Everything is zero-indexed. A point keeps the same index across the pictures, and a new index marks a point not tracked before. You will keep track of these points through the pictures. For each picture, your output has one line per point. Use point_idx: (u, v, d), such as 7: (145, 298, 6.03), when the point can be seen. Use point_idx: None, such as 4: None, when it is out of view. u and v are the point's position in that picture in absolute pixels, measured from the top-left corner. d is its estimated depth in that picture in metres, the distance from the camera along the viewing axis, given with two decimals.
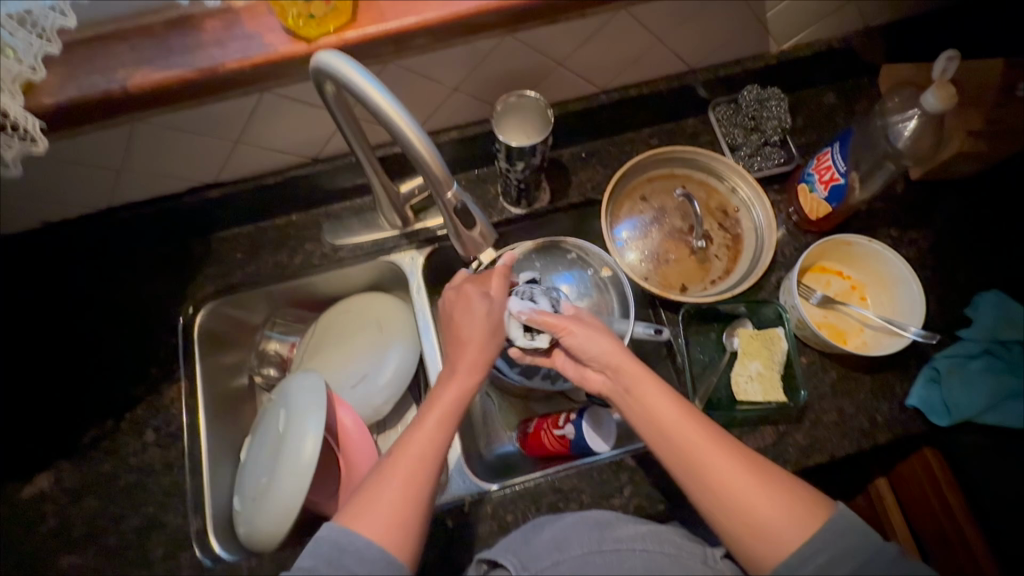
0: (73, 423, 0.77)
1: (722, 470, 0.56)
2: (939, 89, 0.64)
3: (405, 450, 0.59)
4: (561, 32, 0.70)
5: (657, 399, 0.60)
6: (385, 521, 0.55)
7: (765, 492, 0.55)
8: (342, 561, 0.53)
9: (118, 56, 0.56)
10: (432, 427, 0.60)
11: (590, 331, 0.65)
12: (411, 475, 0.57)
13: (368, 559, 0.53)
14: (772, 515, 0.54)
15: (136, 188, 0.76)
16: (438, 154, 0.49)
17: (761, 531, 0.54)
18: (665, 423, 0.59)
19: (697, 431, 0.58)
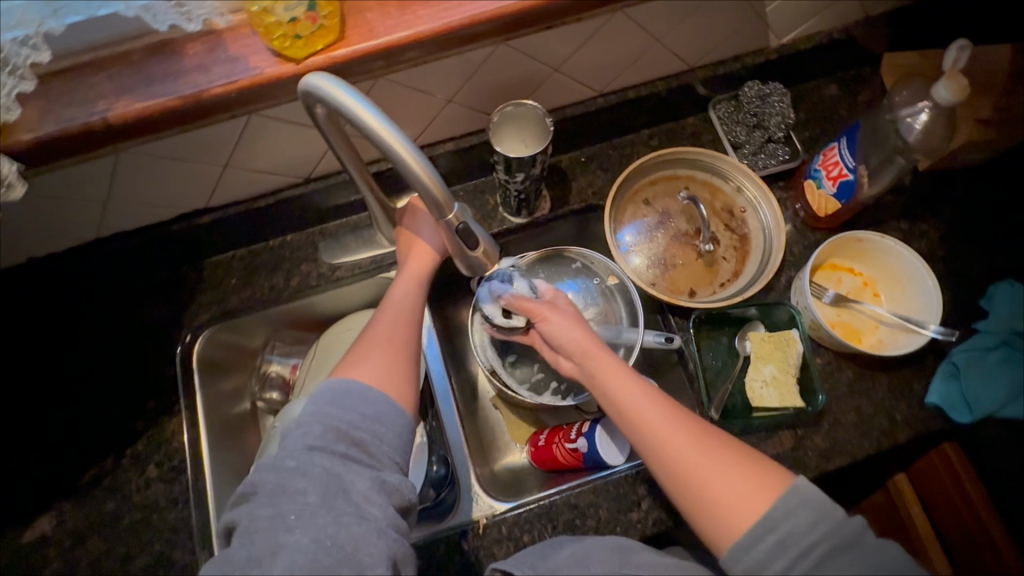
0: (73, 462, 0.75)
1: (679, 447, 0.52)
2: (951, 80, 0.63)
3: (388, 329, 0.64)
4: (557, 37, 0.68)
5: (616, 375, 0.58)
6: (382, 374, 0.60)
7: (722, 471, 0.51)
8: (349, 403, 0.56)
9: (98, 86, 0.54)
10: (408, 308, 0.67)
11: (562, 316, 0.63)
12: (391, 349, 0.62)
13: (368, 401, 0.57)
14: (727, 489, 0.50)
15: (125, 217, 0.74)
16: (436, 174, 0.46)
17: (718, 511, 0.50)
18: (623, 402, 0.56)
19: (657, 411, 0.55)
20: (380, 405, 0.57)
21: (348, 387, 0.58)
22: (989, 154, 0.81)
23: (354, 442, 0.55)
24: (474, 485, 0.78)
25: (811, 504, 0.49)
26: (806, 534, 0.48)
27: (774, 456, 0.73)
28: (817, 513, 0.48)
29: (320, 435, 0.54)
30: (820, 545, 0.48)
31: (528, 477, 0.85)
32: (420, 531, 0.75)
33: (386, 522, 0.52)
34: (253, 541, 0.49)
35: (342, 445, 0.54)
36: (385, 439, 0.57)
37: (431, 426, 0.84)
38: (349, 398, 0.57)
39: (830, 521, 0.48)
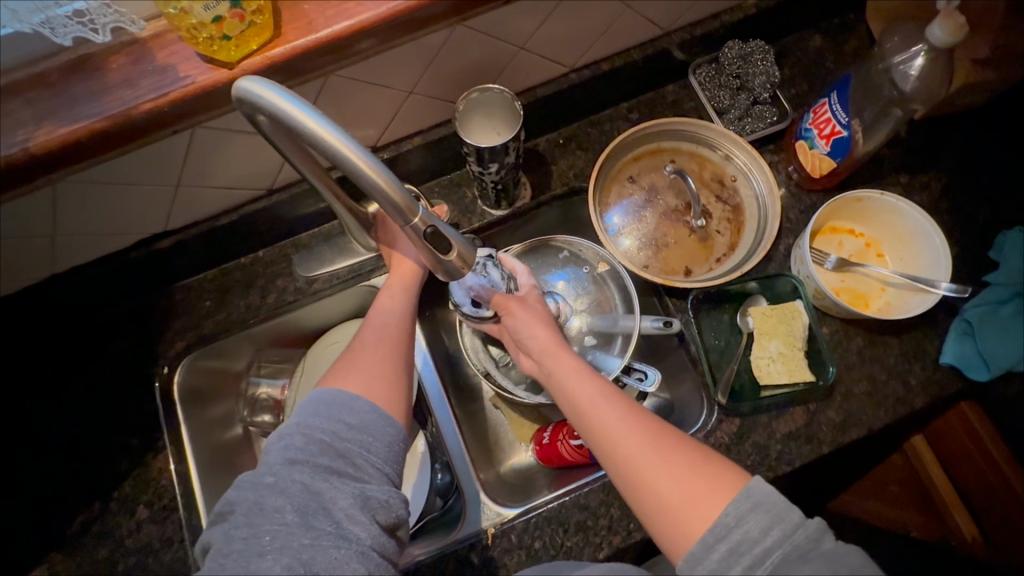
0: (58, 511, 0.71)
1: (631, 447, 0.51)
2: (946, 20, 0.58)
3: (377, 338, 0.61)
4: (518, 12, 0.63)
5: (574, 377, 0.58)
6: (371, 382, 0.56)
7: (673, 473, 0.49)
8: (334, 413, 0.53)
9: (15, 114, 0.49)
10: (395, 319, 0.64)
11: (530, 313, 0.65)
12: (382, 358, 0.59)
13: (355, 409, 0.54)
14: (681, 492, 0.48)
15: (80, 249, 0.69)
16: (390, 176, 0.42)
17: (670, 515, 0.48)
18: (579, 404, 0.56)
19: (610, 411, 0.54)
20: (368, 414, 0.54)
21: (334, 397, 0.54)
22: (987, 95, 0.76)
23: (339, 453, 0.51)
24: (481, 494, 0.74)
25: (771, 506, 0.46)
26: (759, 540, 0.45)
27: (788, 435, 0.70)
28: (772, 517, 0.45)
29: (302, 447, 0.51)
30: (790, 553, 0.44)
31: (535, 477, 0.82)
32: (425, 549, 0.71)
33: (370, 543, 0.48)
34: (225, 564, 0.45)
35: (325, 457, 0.50)
36: (374, 450, 0.53)
37: (430, 434, 0.80)
38: (335, 406, 0.53)
39: (802, 525, 0.45)
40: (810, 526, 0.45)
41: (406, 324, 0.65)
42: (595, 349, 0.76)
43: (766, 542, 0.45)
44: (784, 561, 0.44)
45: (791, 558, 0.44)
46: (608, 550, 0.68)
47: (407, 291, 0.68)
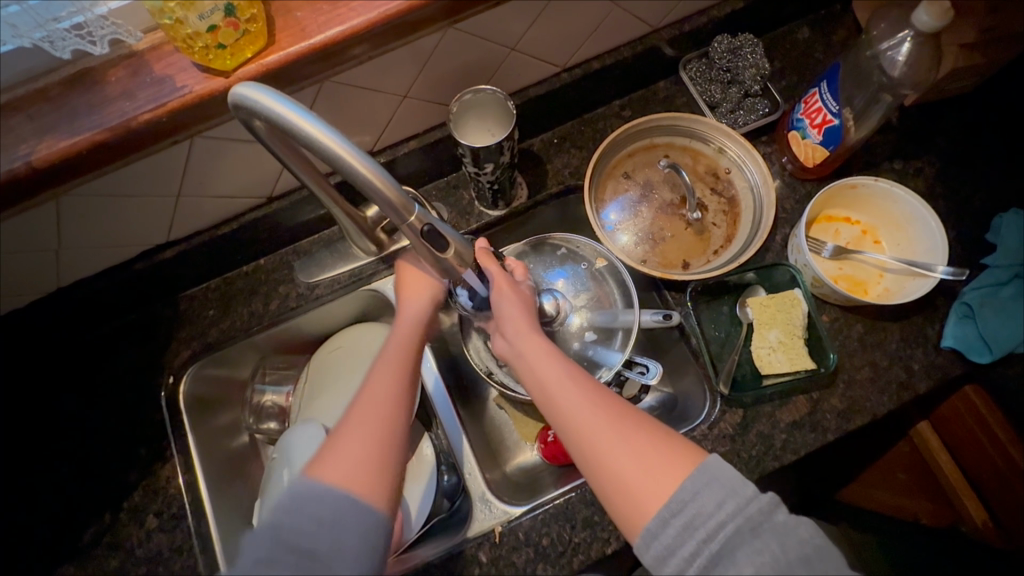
0: (69, 523, 0.72)
1: (592, 427, 0.52)
2: (932, 5, 0.58)
3: (365, 399, 0.55)
4: (507, 14, 0.64)
5: (542, 358, 0.58)
6: (355, 463, 0.50)
7: (633, 455, 0.49)
8: (304, 509, 0.48)
9: (17, 129, 0.50)
10: (394, 370, 0.57)
11: (511, 292, 0.64)
12: (373, 424, 0.53)
13: (328, 502, 0.48)
14: (639, 475, 0.48)
15: (84, 262, 0.70)
16: (386, 176, 0.42)
17: (629, 499, 0.48)
18: (547, 385, 0.56)
19: (578, 394, 0.54)
20: (345, 503, 0.48)
21: (312, 486, 0.48)
22: (977, 78, 0.77)
23: (305, 555, 0.46)
24: (488, 492, 0.75)
25: (725, 481, 0.46)
26: (714, 514, 0.45)
27: (792, 424, 0.70)
28: (725, 491, 0.45)
29: (269, 548, 0.47)
30: (743, 524, 0.44)
31: (542, 475, 0.82)
32: (435, 549, 0.71)
33: None
34: None
35: (291, 560, 0.46)
36: (349, 543, 0.47)
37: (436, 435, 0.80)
38: (310, 496, 0.48)
39: (755, 499, 0.45)
40: (763, 499, 0.45)
41: (405, 383, 0.57)
42: (596, 344, 0.76)
43: (720, 515, 0.45)
44: (736, 532, 0.44)
45: (742, 530, 0.44)
46: (616, 545, 0.68)
47: (403, 336, 0.61)
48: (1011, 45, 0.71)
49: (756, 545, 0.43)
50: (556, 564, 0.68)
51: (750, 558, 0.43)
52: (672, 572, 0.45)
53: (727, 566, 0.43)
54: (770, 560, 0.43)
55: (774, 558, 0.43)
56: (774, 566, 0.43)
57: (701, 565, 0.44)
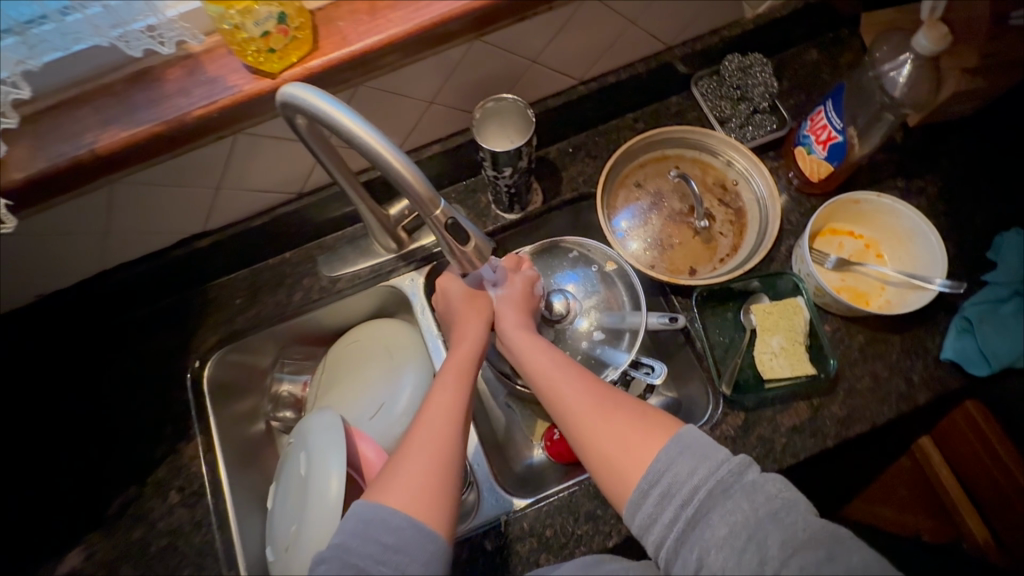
0: (96, 495, 0.76)
1: (581, 410, 0.58)
2: (930, 30, 0.62)
3: (420, 427, 0.58)
4: (529, 29, 0.68)
5: (536, 351, 0.65)
6: (412, 496, 0.53)
7: (617, 427, 0.55)
8: (370, 533, 0.50)
9: (83, 120, 0.55)
10: (444, 405, 0.60)
11: (521, 290, 0.71)
12: (432, 450, 0.56)
13: (391, 527, 0.50)
14: (620, 446, 0.54)
15: (126, 248, 0.75)
16: (417, 169, 0.46)
17: (609, 469, 0.54)
18: (541, 377, 0.63)
19: (568, 381, 0.61)
20: (406, 530, 0.51)
21: (372, 511, 0.51)
22: (979, 102, 0.80)
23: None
24: (495, 483, 0.76)
25: (698, 448, 0.51)
26: (688, 480, 0.49)
27: (792, 428, 0.72)
28: (696, 458, 0.50)
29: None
30: (716, 488, 0.48)
31: (547, 472, 0.84)
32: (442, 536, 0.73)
33: None
34: None
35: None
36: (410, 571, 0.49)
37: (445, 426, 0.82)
38: (372, 525, 0.50)
39: (726, 462, 0.49)
40: (735, 461, 0.49)
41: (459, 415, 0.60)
42: (604, 344, 0.79)
43: (694, 481, 0.49)
44: (710, 495, 0.48)
45: (715, 492, 0.48)
46: (617, 539, 0.70)
47: (457, 366, 0.64)
48: (1012, 70, 0.74)
49: (728, 506, 0.47)
50: (559, 554, 0.70)
51: (723, 519, 0.47)
52: (655, 539, 0.49)
53: (703, 529, 0.47)
54: (742, 518, 0.46)
55: (747, 516, 0.47)
56: (747, 526, 0.46)
57: (680, 530, 0.48)
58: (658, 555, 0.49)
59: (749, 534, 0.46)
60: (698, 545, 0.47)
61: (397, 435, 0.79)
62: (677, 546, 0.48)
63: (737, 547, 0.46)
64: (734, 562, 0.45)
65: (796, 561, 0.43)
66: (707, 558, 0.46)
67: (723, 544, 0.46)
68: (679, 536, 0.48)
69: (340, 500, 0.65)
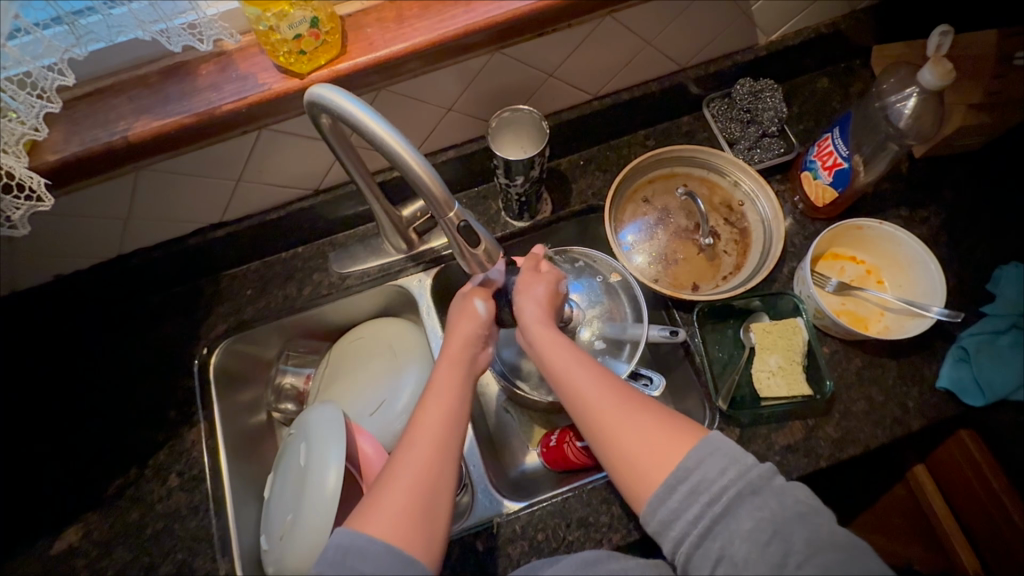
0: (97, 474, 0.77)
1: (603, 412, 0.57)
2: (935, 65, 0.64)
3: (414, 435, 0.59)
4: (548, 44, 0.70)
5: (552, 348, 0.64)
6: (393, 521, 0.53)
7: (636, 429, 0.55)
8: (349, 563, 0.51)
9: (117, 108, 0.57)
10: (438, 421, 0.59)
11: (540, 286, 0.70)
12: (422, 468, 0.56)
13: (370, 556, 0.51)
14: (638, 450, 0.54)
15: (144, 235, 0.77)
16: (436, 173, 0.48)
17: (633, 470, 0.54)
18: (556, 374, 0.62)
19: (587, 377, 0.60)
20: (385, 556, 0.51)
21: (353, 540, 0.52)
22: (985, 137, 0.81)
23: None
24: (490, 486, 0.77)
25: (726, 451, 0.52)
26: (718, 480, 0.50)
27: (787, 447, 0.73)
28: (727, 460, 0.51)
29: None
30: (744, 489, 0.50)
31: (541, 478, 0.85)
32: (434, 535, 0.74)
33: None
34: None
35: None
36: None
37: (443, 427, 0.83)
38: (350, 556, 0.51)
39: (754, 466, 0.51)
40: (762, 467, 0.51)
41: (455, 424, 0.60)
42: (605, 354, 0.80)
43: (723, 481, 0.50)
44: (739, 495, 0.50)
45: (744, 493, 0.50)
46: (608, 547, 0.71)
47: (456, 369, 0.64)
48: (1017, 108, 0.76)
49: (755, 503, 0.49)
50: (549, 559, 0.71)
51: (750, 513, 0.49)
52: (677, 533, 0.50)
53: (730, 522, 0.49)
54: (769, 515, 0.48)
55: (772, 515, 0.48)
56: (773, 522, 0.48)
57: (704, 526, 0.50)
58: (677, 549, 0.50)
59: (775, 531, 0.48)
60: (721, 537, 0.49)
61: (396, 432, 0.81)
62: (701, 539, 0.50)
63: (761, 540, 0.48)
64: (758, 554, 0.47)
65: (818, 559, 0.46)
66: (730, 548, 0.48)
67: (748, 536, 0.48)
68: (703, 531, 0.50)
69: (337, 494, 0.67)
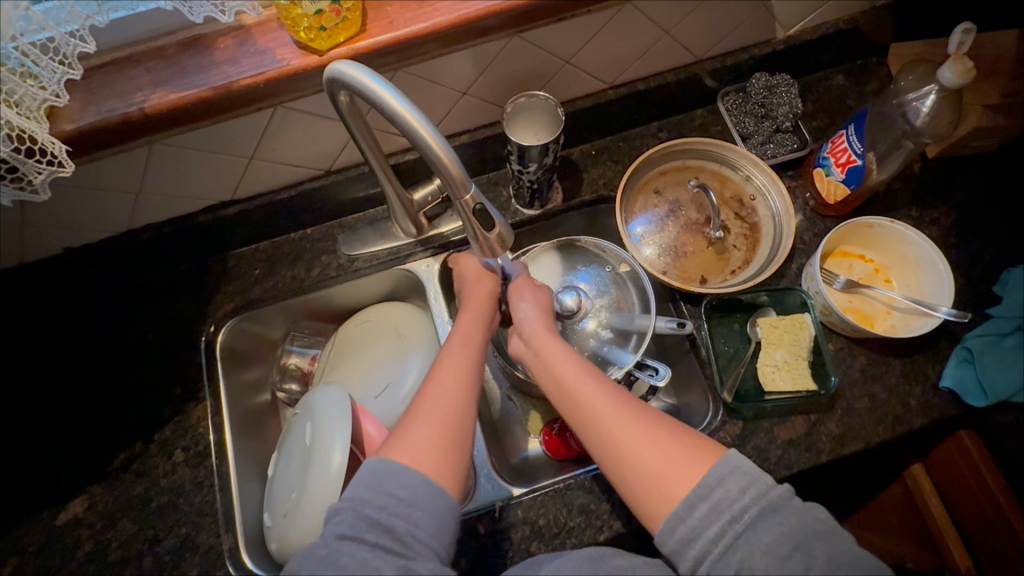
0: (103, 447, 0.77)
1: (616, 422, 0.57)
2: (956, 63, 0.64)
3: (436, 395, 0.59)
4: (567, 30, 0.70)
5: (561, 357, 0.64)
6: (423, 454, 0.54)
7: (651, 440, 0.56)
8: (384, 486, 0.52)
9: (134, 79, 0.57)
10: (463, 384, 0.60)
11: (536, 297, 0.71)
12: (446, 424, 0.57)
13: (405, 482, 0.52)
14: (655, 462, 0.54)
15: (154, 210, 0.77)
16: (455, 153, 0.48)
17: (648, 482, 0.54)
18: (568, 385, 0.62)
19: (598, 389, 0.60)
20: (418, 486, 0.52)
21: (386, 468, 0.53)
22: (999, 139, 0.81)
23: (385, 530, 0.50)
24: (492, 471, 0.78)
25: (748, 470, 0.52)
26: (738, 498, 0.51)
27: (789, 441, 0.73)
28: (747, 479, 0.51)
29: (352, 523, 0.50)
30: (765, 508, 0.50)
31: (543, 465, 0.85)
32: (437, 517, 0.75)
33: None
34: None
35: (372, 534, 0.50)
36: (421, 525, 0.51)
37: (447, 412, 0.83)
38: (387, 478, 0.52)
39: (775, 487, 0.51)
40: (782, 488, 0.51)
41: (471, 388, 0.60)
42: (611, 344, 0.80)
43: (744, 500, 0.50)
44: (760, 514, 0.50)
45: (765, 512, 0.50)
46: (608, 534, 0.72)
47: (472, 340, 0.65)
48: None
49: (777, 518, 0.49)
50: (550, 544, 0.71)
51: (771, 528, 0.49)
52: (696, 551, 0.50)
53: (751, 538, 0.49)
54: (788, 530, 0.49)
55: (794, 533, 0.48)
56: (794, 536, 0.48)
57: (725, 543, 0.50)
58: (696, 567, 0.50)
59: (796, 546, 0.48)
60: (742, 551, 0.49)
61: (401, 415, 0.81)
62: (720, 558, 0.49)
63: (781, 555, 0.48)
64: (778, 568, 0.47)
65: None
66: (750, 563, 0.48)
67: (768, 551, 0.48)
68: (722, 550, 0.50)
69: (344, 472, 0.67)
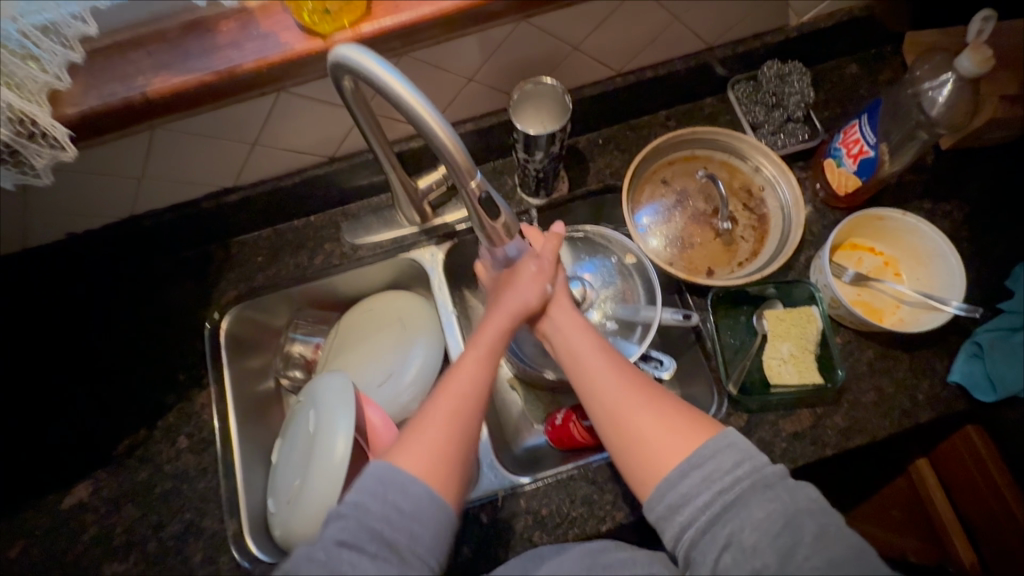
0: (108, 432, 0.78)
1: (619, 397, 0.58)
2: (974, 51, 0.62)
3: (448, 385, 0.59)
4: (575, 15, 0.69)
5: (574, 330, 0.64)
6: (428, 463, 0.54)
7: (653, 415, 0.56)
8: (389, 495, 0.52)
9: (136, 63, 0.56)
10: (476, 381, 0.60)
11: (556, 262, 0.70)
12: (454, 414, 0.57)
13: (409, 494, 0.52)
14: (654, 438, 0.54)
15: (157, 196, 0.77)
16: (461, 141, 0.47)
17: (645, 454, 0.54)
18: (577, 356, 0.62)
19: (607, 366, 0.60)
20: (422, 499, 0.52)
21: (392, 476, 0.53)
22: (1015, 131, 0.79)
23: (386, 542, 0.50)
24: (495, 460, 0.78)
25: (743, 447, 0.52)
26: (731, 470, 0.51)
27: (793, 434, 0.73)
28: (742, 453, 0.52)
29: (353, 531, 0.50)
30: (758, 482, 0.50)
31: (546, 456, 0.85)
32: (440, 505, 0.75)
33: None
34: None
35: (372, 545, 0.49)
36: (420, 539, 0.51)
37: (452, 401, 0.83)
38: (391, 486, 0.52)
39: (768, 464, 0.51)
40: (776, 468, 0.51)
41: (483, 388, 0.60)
42: (616, 335, 0.79)
43: (737, 472, 0.51)
44: (751, 487, 0.50)
45: (757, 485, 0.50)
46: (611, 524, 0.72)
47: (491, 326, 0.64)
48: None
49: (768, 494, 0.49)
50: (553, 533, 0.72)
51: (762, 504, 0.49)
52: (683, 518, 0.51)
53: (742, 511, 0.49)
54: (781, 506, 0.48)
55: (785, 508, 0.48)
56: (784, 513, 0.48)
57: (714, 513, 0.50)
58: (682, 535, 0.51)
59: (787, 522, 0.48)
60: (732, 523, 0.49)
61: (405, 404, 0.81)
62: (708, 527, 0.50)
63: (772, 530, 0.47)
64: (768, 542, 0.47)
65: (825, 552, 0.46)
66: (739, 535, 0.48)
67: (760, 525, 0.48)
68: (711, 518, 0.50)
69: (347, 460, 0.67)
